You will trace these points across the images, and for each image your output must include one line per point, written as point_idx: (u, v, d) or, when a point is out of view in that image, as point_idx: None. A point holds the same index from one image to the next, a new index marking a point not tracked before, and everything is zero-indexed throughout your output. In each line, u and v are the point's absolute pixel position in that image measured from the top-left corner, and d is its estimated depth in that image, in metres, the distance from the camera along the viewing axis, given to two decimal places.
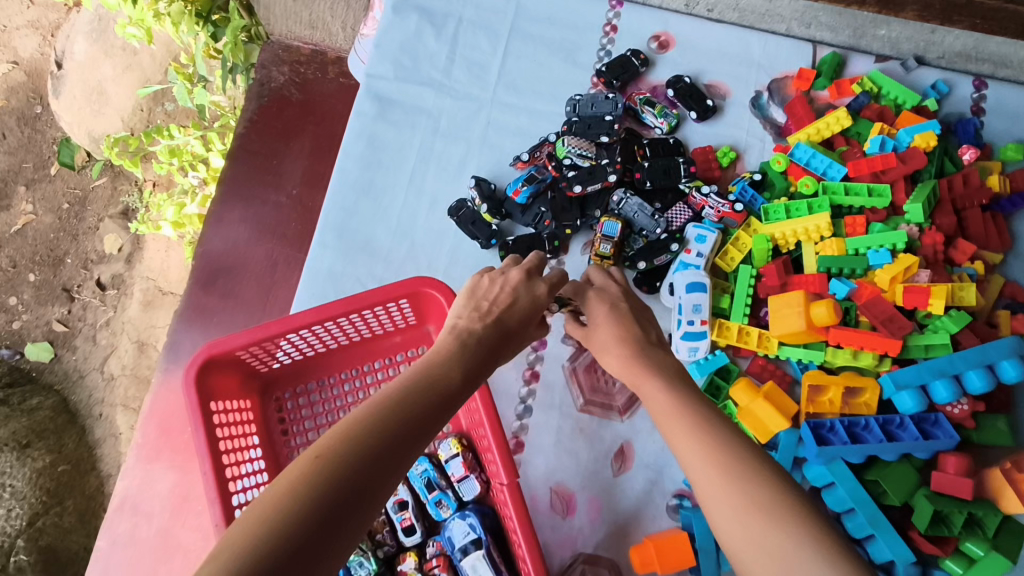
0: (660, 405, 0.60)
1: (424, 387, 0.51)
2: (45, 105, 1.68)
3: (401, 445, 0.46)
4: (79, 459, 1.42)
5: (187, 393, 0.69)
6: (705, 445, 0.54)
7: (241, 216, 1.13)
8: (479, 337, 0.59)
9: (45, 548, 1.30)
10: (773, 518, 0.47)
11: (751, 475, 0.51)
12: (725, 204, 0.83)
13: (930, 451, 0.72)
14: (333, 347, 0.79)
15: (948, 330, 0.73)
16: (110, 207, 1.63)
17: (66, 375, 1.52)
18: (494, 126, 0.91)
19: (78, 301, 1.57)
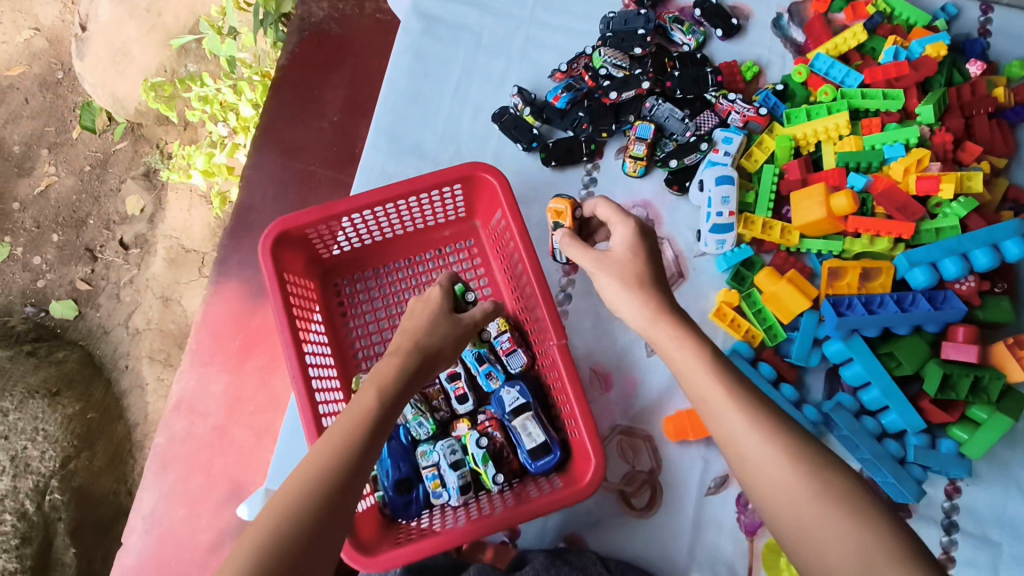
0: (693, 365, 0.59)
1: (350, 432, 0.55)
2: (66, 70, 1.71)
3: (330, 494, 0.50)
4: (107, 407, 1.49)
5: (264, 259, 0.75)
6: (751, 424, 0.53)
7: (280, 146, 1.16)
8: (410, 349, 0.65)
9: (78, 489, 1.37)
10: (829, 508, 0.48)
11: (803, 458, 0.50)
12: (751, 109, 0.90)
13: (940, 323, 0.80)
14: (390, 237, 0.86)
15: (958, 215, 0.81)
16: (132, 169, 1.65)
17: (90, 332, 1.57)
18: (532, 42, 0.97)
19: (102, 261, 1.60)
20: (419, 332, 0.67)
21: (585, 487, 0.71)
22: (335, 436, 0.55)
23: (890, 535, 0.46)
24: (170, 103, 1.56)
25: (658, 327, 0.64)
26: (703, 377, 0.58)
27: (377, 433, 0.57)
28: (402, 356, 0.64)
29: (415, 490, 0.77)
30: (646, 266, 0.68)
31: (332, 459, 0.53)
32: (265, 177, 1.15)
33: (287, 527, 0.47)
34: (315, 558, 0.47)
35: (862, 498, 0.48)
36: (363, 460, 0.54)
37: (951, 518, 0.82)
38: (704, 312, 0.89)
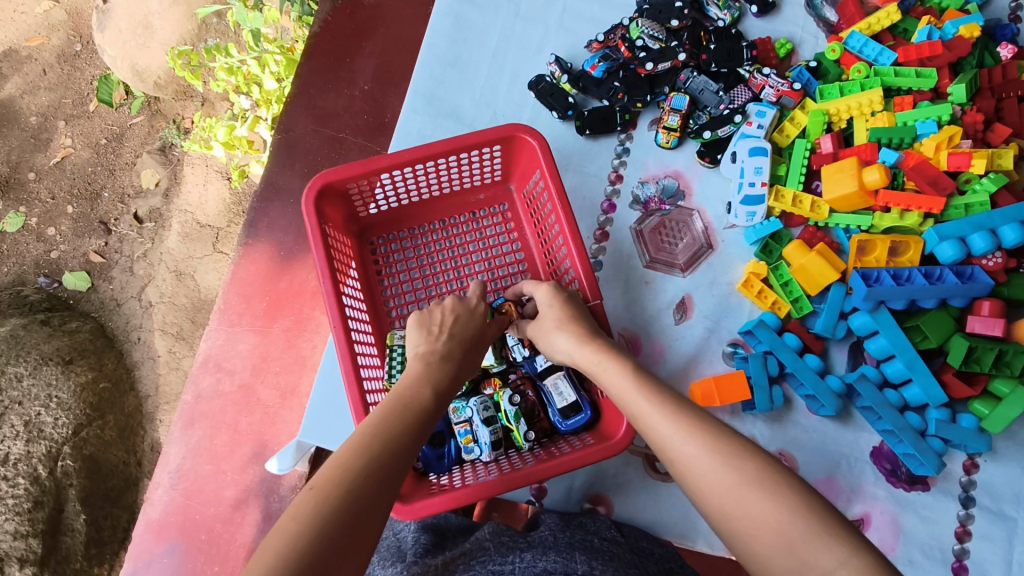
0: (618, 383, 0.63)
1: (401, 417, 0.58)
2: (84, 43, 1.71)
3: (385, 462, 0.52)
4: (118, 378, 1.50)
5: (308, 210, 0.77)
6: (672, 425, 0.56)
7: (312, 112, 1.19)
8: (454, 356, 0.68)
9: (89, 457, 1.39)
10: (748, 494, 0.50)
11: (719, 451, 0.53)
12: (785, 83, 0.91)
13: (967, 296, 0.80)
14: (426, 197, 0.88)
15: (987, 191, 0.82)
16: (147, 144, 1.65)
17: (103, 304, 1.57)
18: (570, 12, 1.00)
19: (116, 234, 1.60)
20: (454, 334, 0.70)
21: (616, 442, 0.72)
22: (385, 421, 0.57)
23: (798, 508, 0.48)
24: (196, 72, 1.55)
25: (585, 349, 0.67)
26: (627, 393, 0.61)
27: (424, 424, 0.59)
28: (453, 363, 0.67)
29: (447, 446, 0.78)
30: (564, 309, 0.72)
31: (384, 443, 0.54)
32: (297, 138, 1.17)
33: (344, 496, 0.48)
34: (362, 519, 0.48)
35: (776, 479, 0.50)
36: (412, 447, 0.56)
37: (969, 493, 0.81)
38: (732, 283, 0.90)
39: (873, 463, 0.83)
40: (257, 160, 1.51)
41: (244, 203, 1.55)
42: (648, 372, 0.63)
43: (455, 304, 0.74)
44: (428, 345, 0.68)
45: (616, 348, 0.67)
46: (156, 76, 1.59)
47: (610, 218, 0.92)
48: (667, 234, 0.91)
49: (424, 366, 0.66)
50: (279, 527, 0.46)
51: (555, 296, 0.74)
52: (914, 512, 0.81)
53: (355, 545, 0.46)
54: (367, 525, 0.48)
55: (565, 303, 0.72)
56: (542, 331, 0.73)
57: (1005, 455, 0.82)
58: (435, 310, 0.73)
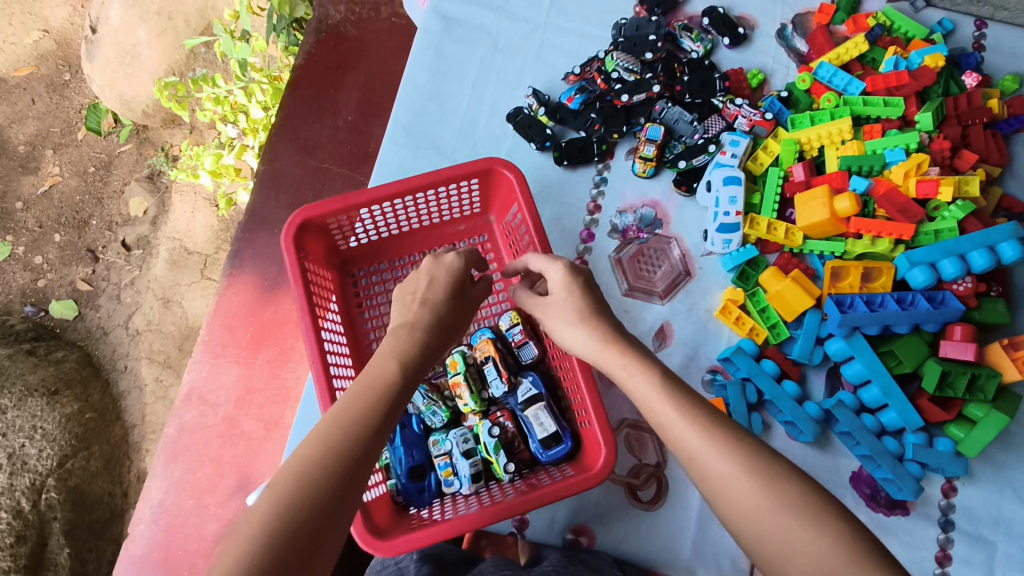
0: (643, 389, 0.58)
1: (367, 399, 0.54)
2: (73, 72, 1.73)
3: (350, 452, 0.49)
4: (105, 408, 1.48)
5: (286, 246, 0.77)
6: (708, 441, 0.53)
7: (297, 143, 1.23)
8: (424, 322, 0.64)
9: (74, 488, 1.37)
10: (787, 521, 0.48)
11: (761, 473, 0.50)
12: (757, 113, 0.94)
13: (939, 322, 0.81)
14: (406, 230, 0.88)
15: (955, 218, 0.83)
16: (136, 172, 1.66)
17: (89, 333, 1.57)
18: (547, 46, 1.01)
19: (103, 262, 1.60)
20: (435, 304, 0.65)
21: (596, 473, 0.71)
22: (349, 406, 0.53)
23: (844, 537, 0.46)
24: (182, 102, 1.55)
25: (605, 354, 0.62)
26: (654, 400, 0.57)
27: (393, 404, 0.54)
28: (423, 329, 0.63)
29: (428, 478, 0.77)
30: (584, 300, 0.66)
31: (348, 430, 0.51)
32: (282, 169, 1.21)
33: (304, 497, 0.46)
34: (329, 521, 0.46)
35: (818, 504, 0.48)
36: (379, 432, 0.52)
37: (948, 516, 0.82)
38: (710, 310, 0.90)
39: (853, 487, 0.84)
40: (244, 187, 1.52)
41: (231, 230, 1.56)
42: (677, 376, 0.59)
43: (432, 264, 0.69)
44: (402, 316, 0.65)
45: (642, 349, 0.62)
46: (144, 105, 1.62)
47: (588, 247, 0.93)
48: (645, 262, 0.92)
49: (394, 339, 0.61)
50: (237, 529, 0.44)
51: (570, 280, 0.68)
52: (894, 538, 0.82)
53: (316, 548, 0.44)
54: (331, 525, 0.46)
55: (586, 289, 0.67)
56: (552, 322, 0.68)
57: (982, 479, 0.83)
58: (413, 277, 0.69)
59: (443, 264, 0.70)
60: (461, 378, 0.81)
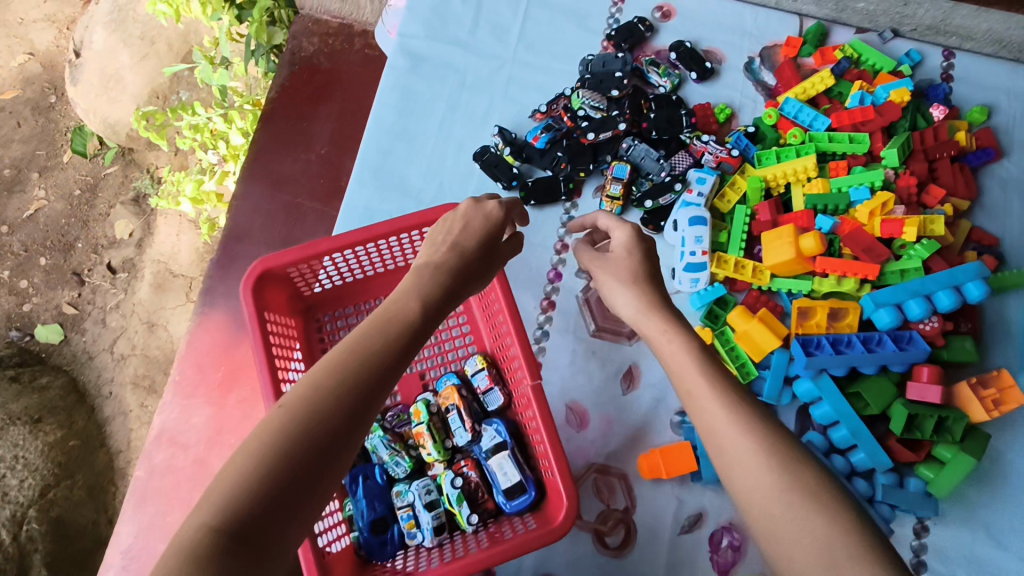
0: (683, 366, 0.65)
1: (385, 330, 0.53)
2: (59, 95, 1.75)
3: (365, 381, 0.49)
4: (88, 436, 1.46)
5: (244, 298, 0.76)
6: (733, 420, 0.58)
7: (269, 177, 1.22)
8: (447, 267, 0.62)
9: (56, 519, 1.35)
10: (798, 500, 0.52)
11: (776, 454, 0.55)
12: (723, 150, 0.93)
13: (905, 363, 0.81)
14: (370, 274, 0.87)
15: (920, 256, 0.82)
16: (121, 194, 1.67)
17: (74, 357, 1.56)
18: (515, 82, 1.01)
19: (89, 285, 1.60)
20: (465, 248, 0.64)
21: (556, 527, 0.69)
22: (367, 335, 0.52)
23: (846, 522, 0.50)
24: (160, 132, 1.55)
25: (648, 318, 0.69)
26: (689, 377, 0.63)
27: (410, 339, 0.54)
28: (446, 272, 0.61)
29: (390, 531, 0.76)
30: (642, 264, 0.73)
31: (362, 358, 0.51)
32: (257, 202, 1.21)
33: (314, 415, 0.46)
34: (339, 442, 0.47)
35: (825, 489, 0.52)
36: (395, 363, 0.52)
37: (920, 558, 0.81)
38: None
39: None
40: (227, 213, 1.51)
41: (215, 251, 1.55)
42: (713, 356, 0.65)
43: (470, 207, 0.68)
44: (428, 257, 0.63)
45: (681, 321, 0.69)
46: (127, 129, 1.62)
47: (556, 286, 0.92)
48: None
49: (417, 278, 0.60)
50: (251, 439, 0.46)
51: (633, 243, 0.74)
52: None
53: (325, 467, 0.45)
54: (340, 446, 0.47)
55: (644, 256, 0.72)
56: (607, 279, 0.74)
57: (953, 519, 0.82)
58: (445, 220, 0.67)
59: (482, 212, 0.69)
60: (424, 428, 0.80)
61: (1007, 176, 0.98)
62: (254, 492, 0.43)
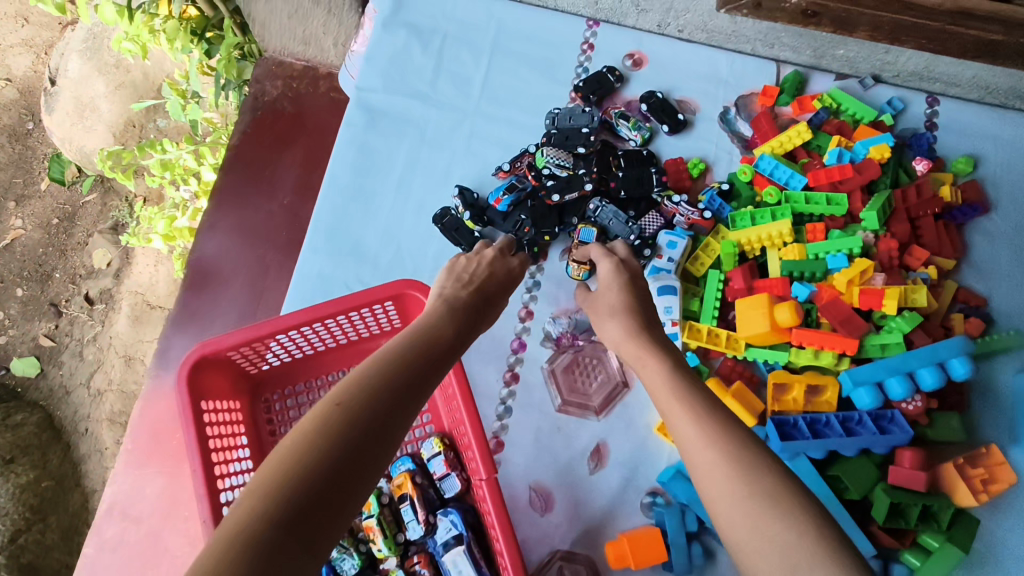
0: (656, 381, 0.63)
1: (423, 343, 0.60)
2: (37, 121, 1.68)
3: (410, 376, 0.55)
4: (62, 475, 1.40)
5: (178, 390, 0.71)
6: (698, 428, 0.56)
7: (241, 233, 1.14)
8: (469, 300, 0.70)
9: (26, 566, 1.29)
10: (759, 512, 0.50)
11: (738, 464, 0.53)
12: (695, 212, 0.88)
13: (887, 445, 0.76)
14: (321, 349, 0.82)
15: (902, 330, 0.78)
16: (100, 223, 1.61)
17: (51, 392, 1.49)
18: (478, 136, 0.96)
19: (66, 316, 1.54)
20: (480, 284, 0.74)
21: None
22: (408, 345, 0.59)
23: (811, 535, 0.48)
24: (127, 171, 1.49)
25: (633, 343, 0.68)
26: (663, 394, 0.62)
27: (443, 353, 0.61)
28: (465, 302, 0.70)
29: None
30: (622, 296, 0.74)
31: (407, 359, 0.57)
32: (218, 253, 1.13)
33: (370, 396, 0.51)
34: (390, 421, 0.51)
35: (789, 499, 0.50)
36: (432, 368, 0.58)
37: None
38: (649, 425, 0.85)
39: None
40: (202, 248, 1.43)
41: None
42: (687, 372, 0.63)
43: (494, 258, 0.79)
44: (454, 291, 0.72)
45: (661, 343, 0.67)
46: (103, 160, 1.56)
47: (519, 357, 0.87)
48: (580, 374, 0.87)
49: (444, 306, 0.68)
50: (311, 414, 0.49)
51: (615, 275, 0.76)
52: None
53: (378, 440, 0.49)
54: (391, 425, 0.51)
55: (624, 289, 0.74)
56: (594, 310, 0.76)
57: None
58: (466, 261, 0.77)
59: (504, 265, 0.80)
60: (372, 522, 0.75)
61: (995, 231, 0.93)
62: (320, 452, 0.46)
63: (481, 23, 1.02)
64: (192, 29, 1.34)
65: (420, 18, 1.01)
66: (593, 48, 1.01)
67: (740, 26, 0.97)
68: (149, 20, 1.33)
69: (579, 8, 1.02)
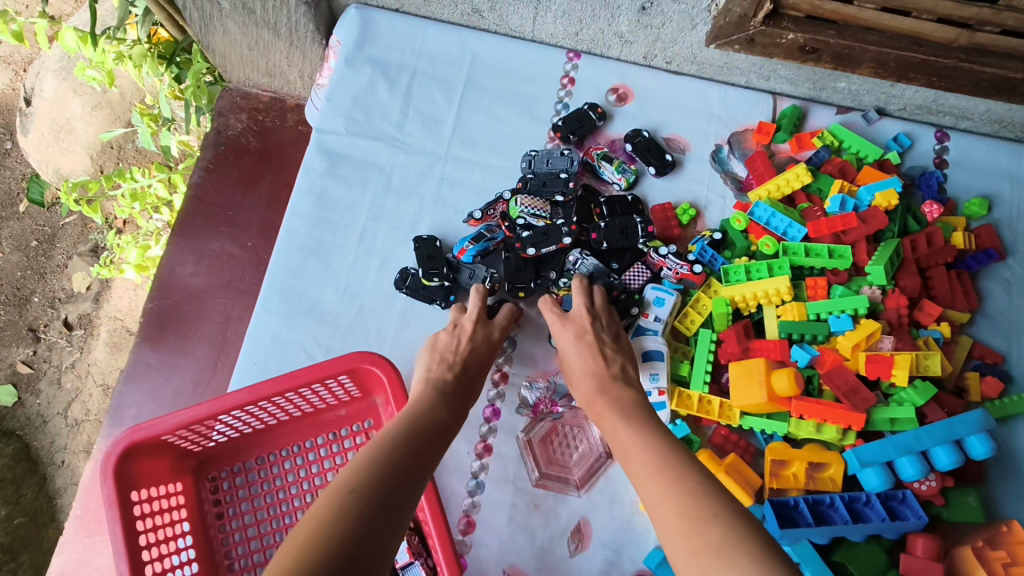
0: (624, 440, 0.61)
1: (417, 426, 0.60)
2: (15, 140, 1.52)
3: (409, 458, 0.55)
4: (37, 511, 1.28)
5: (106, 482, 0.64)
6: (657, 477, 0.55)
7: (207, 274, 1.05)
8: (457, 378, 0.71)
9: None
10: (706, 562, 0.46)
11: (685, 515, 0.49)
12: (684, 265, 0.81)
13: (898, 531, 0.68)
14: (272, 424, 0.76)
15: (913, 403, 0.71)
16: (80, 245, 1.47)
17: (28, 421, 1.36)
18: (448, 182, 0.90)
19: (45, 342, 1.40)
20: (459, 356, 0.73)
21: None
22: (403, 429, 0.59)
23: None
24: (93, 204, 1.35)
25: (595, 405, 0.68)
26: (632, 452, 0.60)
27: (438, 436, 0.61)
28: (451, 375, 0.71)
29: None
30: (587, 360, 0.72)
31: (404, 442, 0.57)
32: (180, 300, 1.03)
33: (375, 479, 0.50)
34: (397, 502, 0.49)
35: (736, 543, 0.45)
36: (428, 452, 0.58)
37: None
38: (635, 501, 0.77)
39: None
40: None
41: None
42: (647, 433, 0.61)
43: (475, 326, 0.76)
44: (437, 373, 0.71)
45: (629, 410, 0.65)
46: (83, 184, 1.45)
47: (493, 426, 0.80)
48: (560, 444, 0.79)
49: (431, 385, 0.69)
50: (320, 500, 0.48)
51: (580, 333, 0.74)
52: None
53: (390, 520, 0.47)
54: (399, 505, 0.49)
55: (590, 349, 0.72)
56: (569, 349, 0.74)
57: None
58: (447, 336, 0.75)
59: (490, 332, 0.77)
60: None
61: (1012, 278, 0.86)
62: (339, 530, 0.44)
63: (452, 56, 0.96)
64: (160, 53, 1.21)
65: (385, 53, 0.95)
66: (573, 83, 0.94)
67: (733, 57, 0.90)
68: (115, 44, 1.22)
69: (559, 40, 0.95)
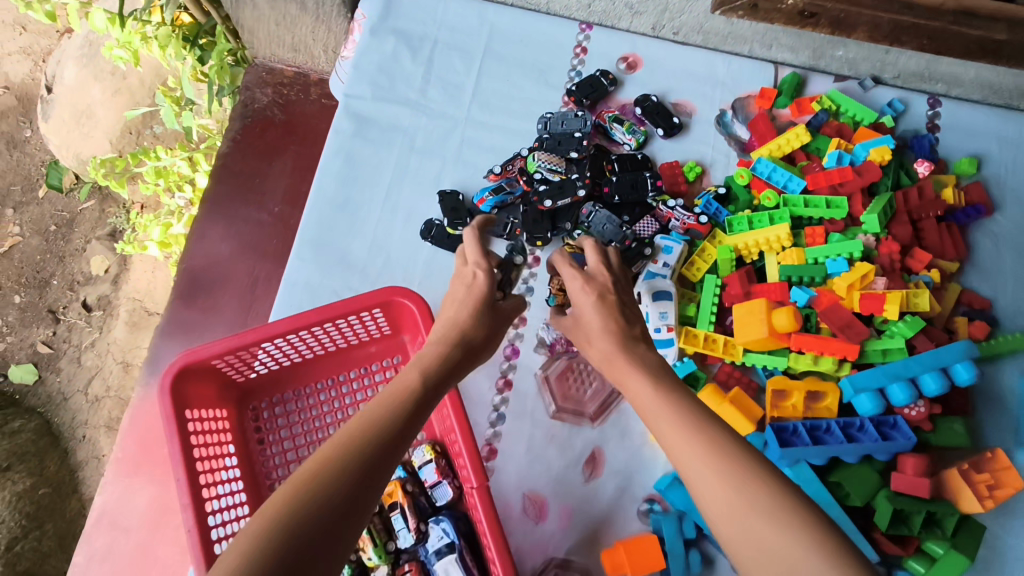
0: (651, 401, 0.58)
1: (391, 398, 0.53)
2: (35, 128, 1.58)
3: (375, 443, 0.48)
4: (59, 483, 1.33)
5: (164, 399, 0.70)
6: (697, 440, 0.52)
7: (234, 241, 1.11)
8: (450, 337, 0.62)
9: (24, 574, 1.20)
10: (755, 523, 0.46)
11: (731, 480, 0.48)
12: (691, 216, 0.87)
13: (888, 452, 0.74)
14: (308, 358, 0.82)
15: (903, 335, 0.77)
16: (98, 229, 1.51)
17: (49, 399, 1.41)
18: (468, 143, 0.96)
19: (64, 323, 1.45)
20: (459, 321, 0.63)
21: None
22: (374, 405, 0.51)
23: (809, 541, 0.44)
24: (121, 179, 1.40)
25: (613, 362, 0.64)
26: (662, 414, 0.56)
27: (418, 405, 0.53)
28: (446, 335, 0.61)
29: None
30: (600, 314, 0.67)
31: (373, 421, 0.50)
32: (207, 266, 1.09)
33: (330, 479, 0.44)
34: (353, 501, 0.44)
35: (792, 513, 0.45)
36: (403, 427, 0.51)
37: None
38: (645, 432, 0.82)
39: None
40: None
41: None
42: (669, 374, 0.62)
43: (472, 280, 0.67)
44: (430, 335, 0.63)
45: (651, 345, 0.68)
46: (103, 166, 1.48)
47: (513, 364, 0.86)
48: (575, 381, 0.85)
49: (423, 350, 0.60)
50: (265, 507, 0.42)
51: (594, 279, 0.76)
52: None
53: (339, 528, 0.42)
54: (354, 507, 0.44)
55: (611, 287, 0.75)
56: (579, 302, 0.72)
57: None
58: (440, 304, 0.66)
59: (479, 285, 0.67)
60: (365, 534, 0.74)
61: (999, 232, 0.91)
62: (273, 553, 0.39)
63: (471, 27, 1.02)
64: (184, 35, 1.25)
65: (408, 24, 1.01)
66: (586, 52, 1.00)
67: (738, 26, 0.99)
68: (141, 26, 1.27)
69: (573, 11, 1.02)
